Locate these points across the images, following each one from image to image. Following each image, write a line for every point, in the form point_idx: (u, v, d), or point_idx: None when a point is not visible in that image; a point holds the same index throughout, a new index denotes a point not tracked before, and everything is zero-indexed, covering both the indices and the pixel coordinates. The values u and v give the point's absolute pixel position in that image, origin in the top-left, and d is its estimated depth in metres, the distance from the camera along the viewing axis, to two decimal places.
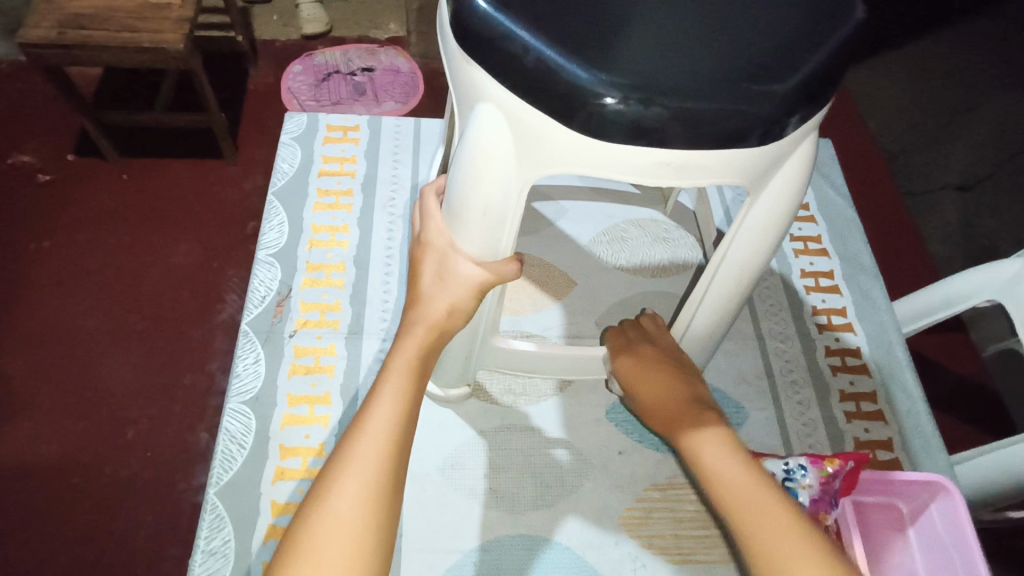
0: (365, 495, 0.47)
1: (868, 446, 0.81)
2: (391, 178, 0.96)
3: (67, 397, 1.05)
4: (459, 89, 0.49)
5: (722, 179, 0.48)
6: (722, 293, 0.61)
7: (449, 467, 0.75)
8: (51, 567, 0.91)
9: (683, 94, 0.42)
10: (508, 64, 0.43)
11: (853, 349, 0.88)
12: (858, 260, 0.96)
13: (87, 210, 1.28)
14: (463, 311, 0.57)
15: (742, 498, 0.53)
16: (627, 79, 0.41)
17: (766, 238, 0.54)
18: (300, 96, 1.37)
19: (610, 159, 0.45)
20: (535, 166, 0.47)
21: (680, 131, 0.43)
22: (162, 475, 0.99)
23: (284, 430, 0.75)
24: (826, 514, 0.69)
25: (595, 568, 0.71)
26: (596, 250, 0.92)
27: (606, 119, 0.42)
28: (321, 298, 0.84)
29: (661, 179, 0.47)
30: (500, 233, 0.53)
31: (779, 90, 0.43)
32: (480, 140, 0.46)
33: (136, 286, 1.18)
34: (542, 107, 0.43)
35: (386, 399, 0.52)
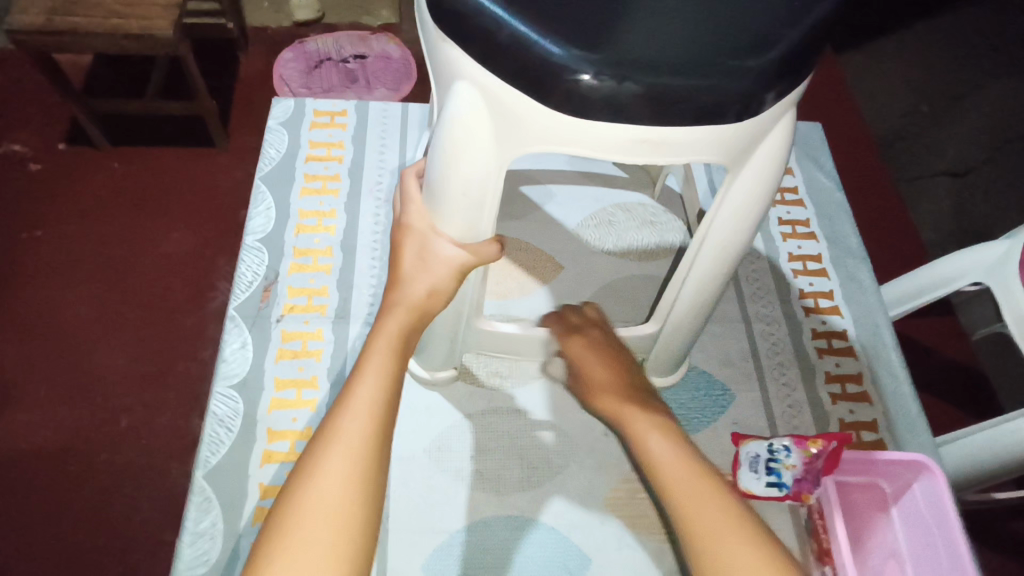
0: (352, 471, 0.47)
1: (852, 427, 0.81)
2: (379, 163, 0.96)
3: (62, 385, 1.05)
4: (436, 68, 0.48)
5: (702, 158, 0.48)
6: (703, 274, 0.61)
7: (436, 449, 0.76)
8: (48, 552, 0.92)
9: (658, 71, 0.41)
10: (483, 42, 0.43)
11: (839, 332, 0.89)
12: (846, 243, 0.97)
13: (77, 198, 1.27)
14: (444, 293, 0.57)
15: (678, 479, 0.54)
16: (601, 55, 0.41)
17: (746, 219, 0.54)
18: (291, 83, 1.36)
19: (588, 139, 0.45)
20: (512, 146, 0.47)
21: (656, 109, 0.43)
22: (156, 461, 1.00)
23: (271, 413, 0.76)
24: (808, 494, 0.71)
25: (580, 548, 0.71)
26: (584, 234, 0.92)
27: (581, 96, 0.42)
28: (308, 283, 0.84)
29: (640, 157, 0.47)
30: (480, 215, 0.53)
31: (755, 67, 0.42)
32: (456, 120, 0.46)
33: (128, 274, 1.18)
34: (517, 83, 0.43)
35: (371, 375, 0.52)
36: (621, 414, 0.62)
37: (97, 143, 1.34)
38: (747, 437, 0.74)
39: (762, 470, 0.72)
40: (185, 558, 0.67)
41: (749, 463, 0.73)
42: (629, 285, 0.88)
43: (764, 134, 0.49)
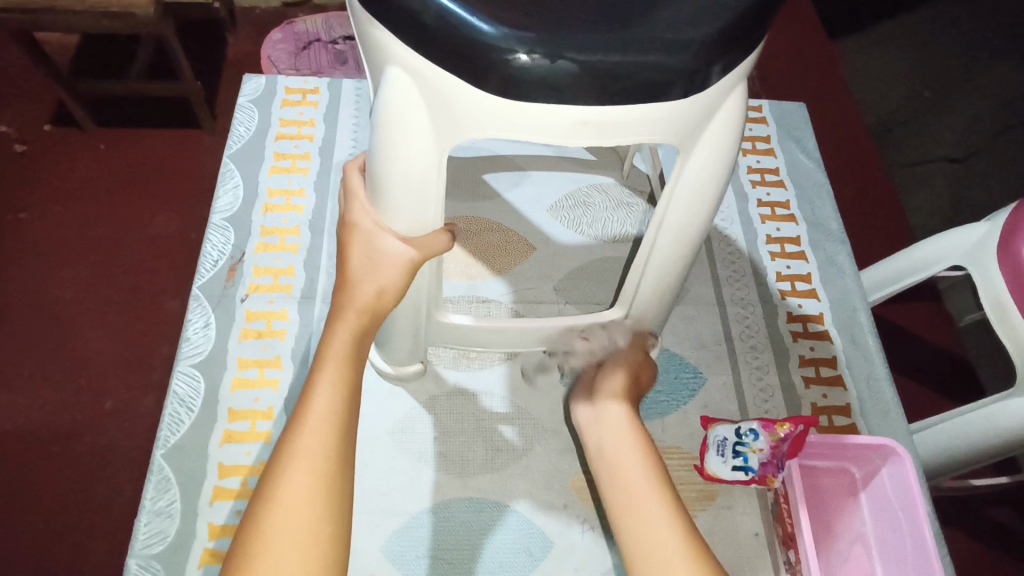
0: (315, 490, 0.45)
1: (825, 411, 0.80)
2: (350, 143, 0.94)
3: (44, 367, 1.05)
4: (368, 54, 0.46)
5: (648, 140, 0.46)
6: (664, 256, 0.60)
7: (400, 430, 0.75)
8: (28, 532, 0.91)
9: (594, 47, 0.40)
10: (407, 20, 0.41)
11: (815, 316, 0.87)
12: (826, 226, 0.95)
13: (58, 179, 1.26)
14: (392, 291, 0.55)
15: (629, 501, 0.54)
16: (533, 33, 0.39)
17: (702, 196, 0.52)
18: (279, 64, 1.32)
19: (525, 122, 0.43)
20: (450, 131, 0.45)
21: (595, 88, 0.41)
22: (138, 442, 1.00)
23: (233, 393, 0.75)
24: (774, 477, 0.69)
25: (543, 530, 0.71)
26: (558, 216, 0.91)
27: (515, 76, 0.40)
28: (274, 262, 0.83)
29: (580, 140, 0.44)
30: (426, 205, 0.51)
31: (696, 39, 0.41)
32: (389, 106, 0.44)
33: (108, 256, 1.17)
34: (446, 65, 0.41)
35: (326, 387, 0.50)
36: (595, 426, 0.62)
37: (81, 124, 1.32)
38: (716, 420, 0.73)
39: (728, 453, 0.71)
40: (142, 537, 0.66)
41: (716, 446, 0.72)
42: (602, 268, 0.87)
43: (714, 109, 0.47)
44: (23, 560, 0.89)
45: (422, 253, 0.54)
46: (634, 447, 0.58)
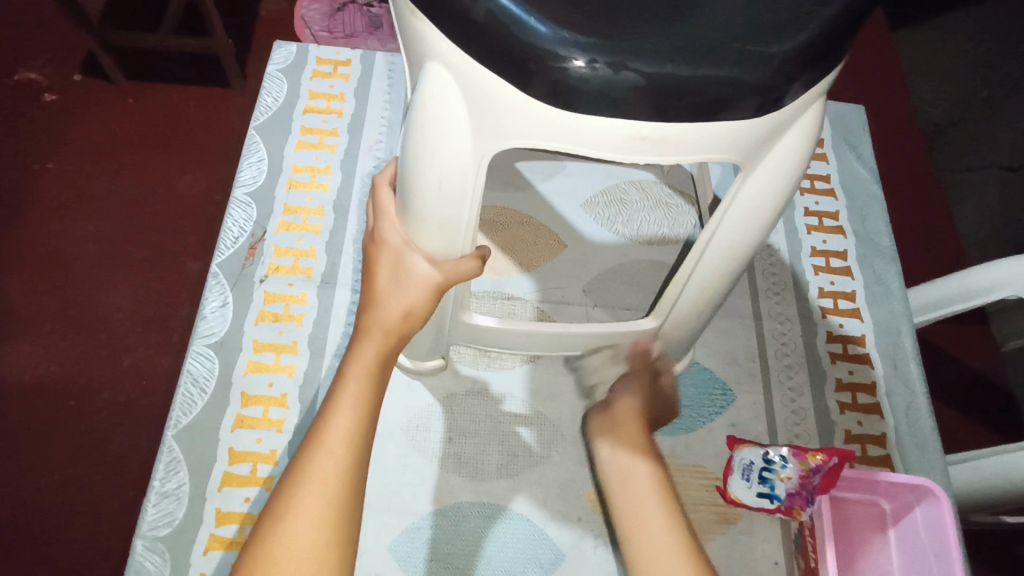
0: (325, 511, 0.45)
1: (859, 440, 0.76)
2: (381, 121, 0.90)
3: (67, 322, 1.04)
4: (407, 49, 0.42)
5: (708, 158, 0.42)
6: (708, 274, 0.55)
7: (414, 428, 0.73)
8: (44, 484, 0.92)
9: (663, 57, 0.35)
10: (454, 14, 0.37)
11: (856, 338, 0.82)
12: (876, 241, 0.89)
13: (88, 133, 1.24)
14: (419, 311, 0.54)
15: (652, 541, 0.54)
16: (595, 38, 0.35)
17: (758, 217, 0.48)
18: (312, 25, 1.28)
19: (575, 133, 0.39)
20: (494, 140, 0.41)
21: (658, 104, 0.37)
22: (155, 402, 0.99)
23: (247, 377, 0.73)
24: (801, 510, 0.66)
25: (554, 542, 0.68)
26: (592, 213, 0.86)
27: (571, 87, 0.36)
28: (295, 243, 0.81)
29: (637, 156, 0.40)
30: (461, 213, 0.47)
31: (778, 52, 0.36)
32: (427, 108, 0.40)
33: (133, 215, 1.15)
34: (492, 66, 0.37)
35: (345, 408, 0.49)
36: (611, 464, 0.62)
37: (112, 77, 1.30)
38: (743, 442, 0.70)
39: (754, 479, 0.69)
40: (150, 518, 0.65)
41: (742, 470, 0.69)
42: (635, 270, 0.83)
43: (783, 129, 0.42)
44: (39, 511, 0.90)
45: (452, 274, 0.53)
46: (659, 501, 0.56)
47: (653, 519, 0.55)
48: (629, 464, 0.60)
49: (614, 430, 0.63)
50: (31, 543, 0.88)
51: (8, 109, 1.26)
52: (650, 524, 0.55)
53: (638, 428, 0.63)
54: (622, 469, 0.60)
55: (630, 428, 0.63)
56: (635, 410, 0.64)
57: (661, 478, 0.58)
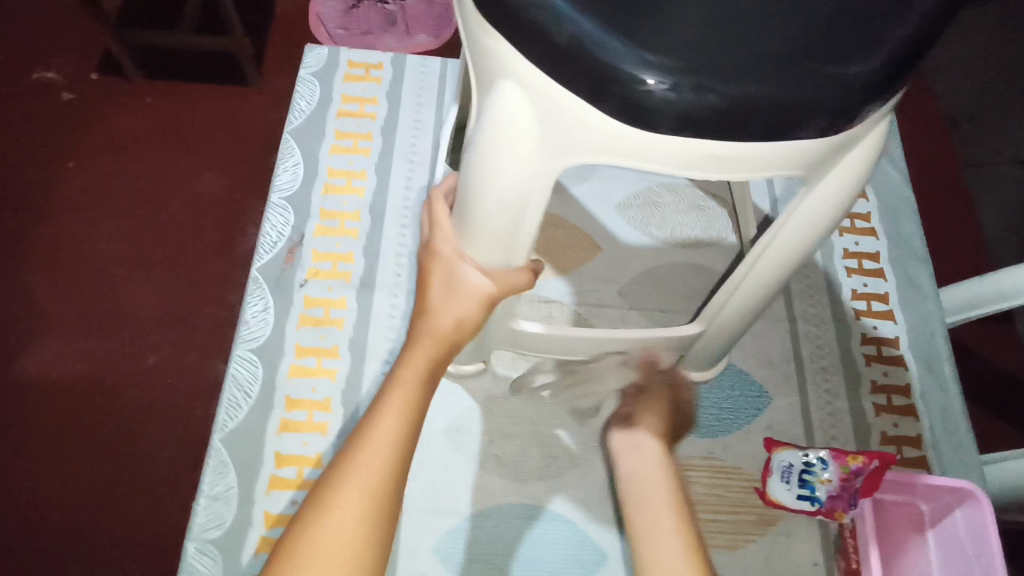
0: (364, 506, 0.45)
1: (895, 441, 0.77)
2: (414, 123, 0.90)
3: (92, 320, 1.02)
4: (476, 64, 0.43)
5: (776, 173, 0.42)
6: (760, 283, 0.56)
7: (456, 430, 0.74)
8: (73, 484, 0.90)
9: (748, 78, 0.35)
10: (534, 37, 0.37)
11: (890, 339, 0.83)
12: (908, 242, 0.89)
13: (110, 133, 1.21)
14: (470, 323, 0.54)
15: (655, 515, 0.53)
16: (680, 61, 0.35)
17: (817, 227, 0.48)
18: (328, 23, 1.28)
19: (648, 151, 0.40)
20: (564, 156, 0.41)
21: (737, 125, 0.37)
22: (180, 400, 0.97)
23: (290, 380, 0.74)
24: (844, 512, 0.67)
25: (596, 543, 0.69)
26: (626, 215, 0.87)
27: (653, 109, 0.36)
28: (333, 247, 0.81)
29: (710, 173, 0.41)
30: (523, 225, 0.48)
31: (859, 71, 0.36)
32: (498, 123, 0.40)
33: (156, 213, 1.13)
34: (572, 86, 0.37)
35: (392, 411, 0.50)
36: (624, 452, 0.61)
37: (130, 76, 1.26)
38: (781, 444, 0.71)
39: (795, 481, 0.70)
40: (200, 520, 0.67)
41: (781, 472, 0.70)
42: (670, 273, 0.84)
43: (851, 145, 0.43)
44: (69, 513, 0.88)
45: (506, 286, 0.53)
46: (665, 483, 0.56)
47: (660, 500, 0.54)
48: (649, 464, 0.58)
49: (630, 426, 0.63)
50: (63, 544, 0.87)
51: (25, 108, 1.22)
52: (655, 502, 0.54)
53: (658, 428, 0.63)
54: (635, 458, 0.59)
55: (645, 427, 0.62)
56: (658, 418, 0.64)
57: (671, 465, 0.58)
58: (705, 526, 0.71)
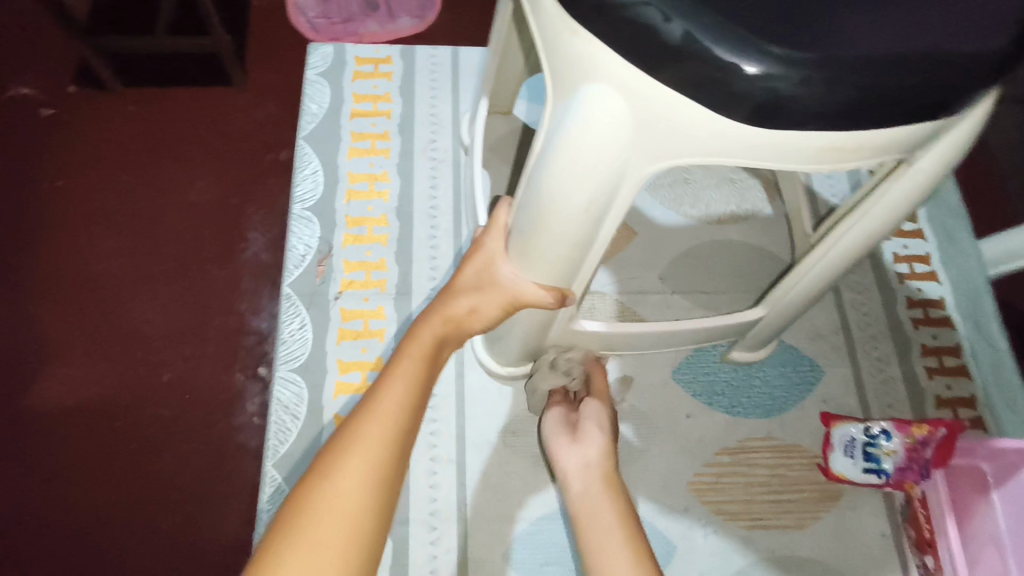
0: (366, 474, 0.46)
1: (950, 404, 0.76)
2: (432, 118, 0.87)
3: (99, 344, 0.93)
4: (553, 67, 0.41)
5: (881, 159, 0.40)
6: (837, 264, 0.54)
7: (511, 433, 0.72)
8: (104, 522, 0.83)
9: (876, 67, 0.34)
10: (640, 40, 0.35)
11: (936, 301, 0.82)
12: (944, 199, 0.88)
13: (93, 146, 1.08)
14: (482, 316, 0.56)
15: (597, 532, 0.55)
16: (808, 53, 0.33)
17: (904, 204, 0.48)
18: (307, 12, 1.19)
19: (751, 147, 0.38)
20: (655, 159, 0.40)
21: (858, 114, 0.35)
22: (204, 416, 0.89)
23: (337, 399, 0.72)
24: (914, 483, 0.67)
25: (665, 535, 0.69)
26: (657, 195, 0.85)
27: (775, 106, 0.34)
28: (365, 256, 0.78)
29: (811, 164, 0.39)
30: (595, 227, 0.46)
31: (981, 52, 0.35)
32: (588, 128, 0.38)
33: (156, 223, 1.02)
34: (683, 91, 0.35)
35: (398, 384, 0.51)
36: (569, 469, 0.61)
37: (109, 85, 1.12)
38: (840, 418, 0.70)
39: (859, 455, 0.69)
40: None
41: (845, 447, 0.70)
42: (709, 251, 0.82)
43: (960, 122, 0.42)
44: (106, 555, 0.81)
45: (534, 296, 0.53)
46: (613, 511, 0.56)
47: (608, 523, 0.56)
48: (595, 489, 0.58)
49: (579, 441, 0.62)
50: None
51: None
52: (602, 525, 0.56)
53: (602, 443, 0.62)
54: (582, 477, 0.60)
55: (594, 437, 0.62)
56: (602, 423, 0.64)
57: (614, 487, 0.59)
58: (770, 506, 0.71)
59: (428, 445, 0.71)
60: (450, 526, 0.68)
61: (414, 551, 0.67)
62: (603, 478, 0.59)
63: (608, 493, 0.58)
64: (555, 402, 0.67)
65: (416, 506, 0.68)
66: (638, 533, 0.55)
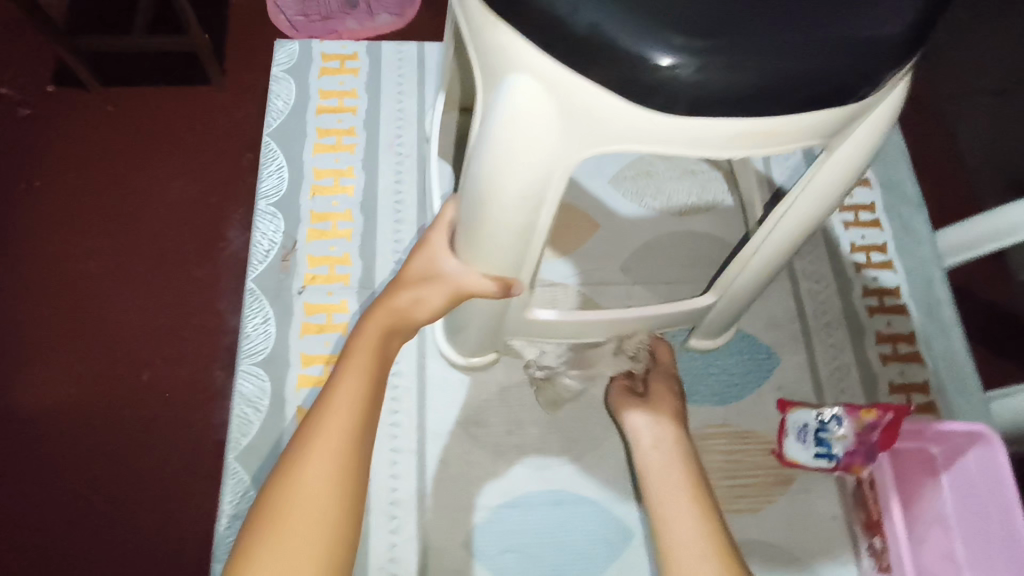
0: (328, 471, 0.47)
1: (903, 389, 0.78)
2: (396, 114, 0.88)
3: (75, 343, 0.93)
4: (482, 58, 0.42)
5: (802, 144, 0.42)
6: (777, 249, 0.56)
7: (472, 423, 0.74)
8: (82, 518, 0.84)
9: (777, 56, 0.35)
10: (552, 31, 0.36)
11: (891, 289, 0.84)
12: (901, 189, 0.89)
13: (71, 145, 1.08)
14: (427, 309, 0.56)
15: (674, 506, 0.55)
16: (710, 41, 0.35)
17: (833, 191, 0.49)
18: (287, 10, 1.18)
19: (669, 135, 0.39)
20: (582, 146, 0.40)
21: (765, 101, 0.37)
22: (183, 414, 0.90)
23: (300, 391, 0.73)
24: (861, 466, 0.69)
25: (622, 521, 0.71)
26: (619, 187, 0.86)
27: (683, 93, 0.36)
28: (329, 250, 0.79)
29: (732, 151, 0.41)
30: (533, 218, 0.47)
31: (878, 40, 0.36)
32: (514, 118, 0.40)
33: (132, 222, 1.02)
34: (596, 80, 0.37)
35: (351, 378, 0.51)
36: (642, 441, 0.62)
37: (86, 85, 1.12)
38: (795, 404, 0.71)
39: (810, 440, 0.70)
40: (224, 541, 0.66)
41: (797, 432, 0.71)
42: (670, 243, 0.83)
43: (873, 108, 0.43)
44: (84, 551, 0.82)
45: (478, 285, 0.54)
46: (687, 485, 0.56)
47: (680, 496, 0.55)
48: (669, 464, 0.58)
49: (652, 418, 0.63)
50: None
51: None
52: (673, 502, 0.55)
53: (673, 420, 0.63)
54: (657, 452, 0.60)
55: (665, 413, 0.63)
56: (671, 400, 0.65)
57: (692, 462, 0.58)
58: (725, 491, 0.72)
59: (390, 436, 0.72)
60: (410, 514, 0.69)
61: (375, 539, 0.68)
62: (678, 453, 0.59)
63: (685, 468, 0.58)
64: (618, 386, 0.69)
65: (377, 495, 0.70)
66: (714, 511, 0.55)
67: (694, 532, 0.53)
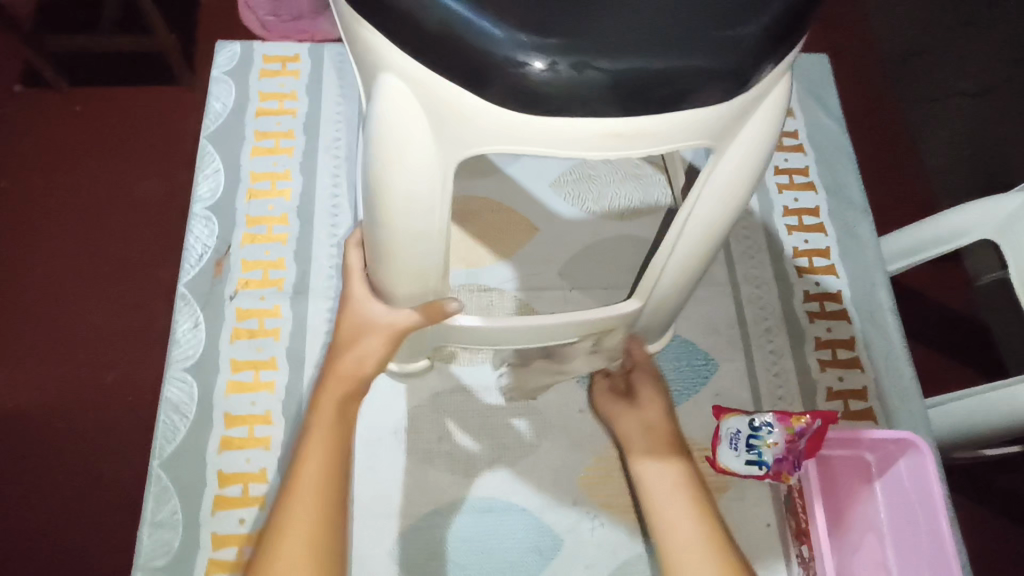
0: (301, 552, 0.50)
1: (841, 395, 0.78)
2: (336, 116, 0.87)
3: (22, 347, 0.92)
4: (361, 65, 0.43)
5: (683, 144, 0.42)
6: (689, 255, 0.55)
7: (403, 430, 0.73)
8: (23, 526, 0.82)
9: (630, 53, 0.36)
10: (409, 28, 0.38)
11: (833, 294, 0.83)
12: (847, 194, 0.89)
13: (29, 145, 1.06)
14: (372, 360, 0.60)
15: (681, 521, 0.58)
16: (557, 39, 0.36)
17: (733, 196, 0.49)
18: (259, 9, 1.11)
19: (539, 134, 0.40)
20: (457, 149, 0.41)
21: (623, 99, 0.38)
22: (131, 422, 0.88)
23: (228, 397, 0.72)
24: (790, 475, 0.67)
25: (552, 529, 0.70)
26: (559, 192, 0.85)
27: (534, 91, 0.37)
28: (263, 255, 0.79)
29: (608, 152, 0.41)
30: (429, 227, 0.47)
31: (734, 37, 0.38)
32: (386, 122, 0.41)
33: (84, 223, 1.01)
34: (455, 78, 0.38)
35: (314, 458, 0.54)
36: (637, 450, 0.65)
37: (55, 85, 1.10)
38: (728, 411, 0.69)
39: (742, 448, 0.68)
40: (145, 551, 0.65)
41: (729, 440, 0.69)
42: (610, 248, 0.82)
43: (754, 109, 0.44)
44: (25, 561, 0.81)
45: (406, 319, 0.59)
46: (688, 503, 0.59)
47: (679, 511, 0.59)
48: (671, 487, 0.61)
49: (646, 428, 0.66)
50: None
51: None
52: (677, 514, 0.59)
53: (664, 432, 0.65)
54: (656, 471, 0.62)
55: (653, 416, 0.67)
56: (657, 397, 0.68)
57: (693, 477, 0.61)
58: None
59: None
60: None
61: None
62: (678, 470, 0.62)
63: (684, 484, 0.61)
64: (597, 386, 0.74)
65: None
66: (721, 529, 0.58)
67: (699, 547, 0.56)
